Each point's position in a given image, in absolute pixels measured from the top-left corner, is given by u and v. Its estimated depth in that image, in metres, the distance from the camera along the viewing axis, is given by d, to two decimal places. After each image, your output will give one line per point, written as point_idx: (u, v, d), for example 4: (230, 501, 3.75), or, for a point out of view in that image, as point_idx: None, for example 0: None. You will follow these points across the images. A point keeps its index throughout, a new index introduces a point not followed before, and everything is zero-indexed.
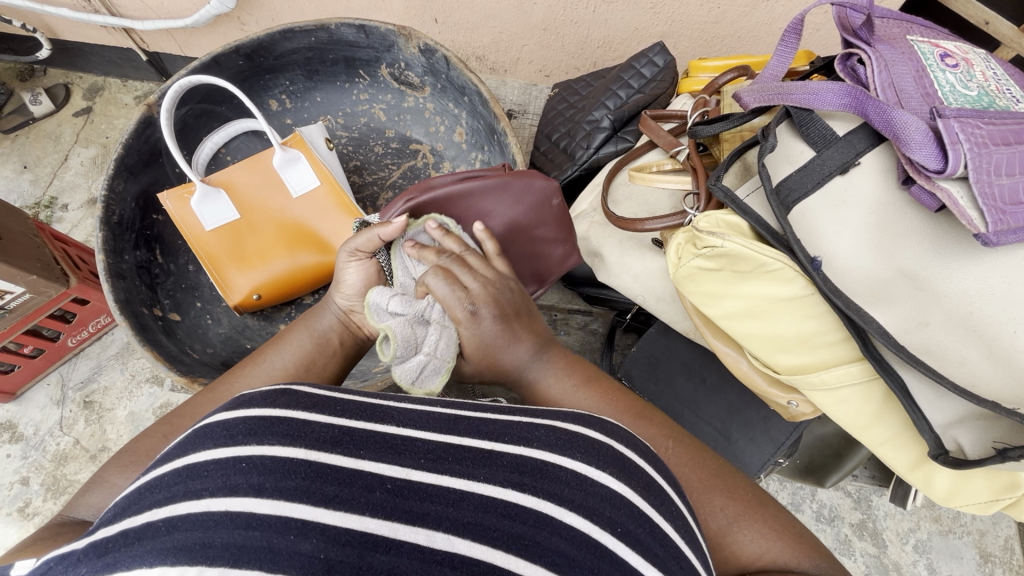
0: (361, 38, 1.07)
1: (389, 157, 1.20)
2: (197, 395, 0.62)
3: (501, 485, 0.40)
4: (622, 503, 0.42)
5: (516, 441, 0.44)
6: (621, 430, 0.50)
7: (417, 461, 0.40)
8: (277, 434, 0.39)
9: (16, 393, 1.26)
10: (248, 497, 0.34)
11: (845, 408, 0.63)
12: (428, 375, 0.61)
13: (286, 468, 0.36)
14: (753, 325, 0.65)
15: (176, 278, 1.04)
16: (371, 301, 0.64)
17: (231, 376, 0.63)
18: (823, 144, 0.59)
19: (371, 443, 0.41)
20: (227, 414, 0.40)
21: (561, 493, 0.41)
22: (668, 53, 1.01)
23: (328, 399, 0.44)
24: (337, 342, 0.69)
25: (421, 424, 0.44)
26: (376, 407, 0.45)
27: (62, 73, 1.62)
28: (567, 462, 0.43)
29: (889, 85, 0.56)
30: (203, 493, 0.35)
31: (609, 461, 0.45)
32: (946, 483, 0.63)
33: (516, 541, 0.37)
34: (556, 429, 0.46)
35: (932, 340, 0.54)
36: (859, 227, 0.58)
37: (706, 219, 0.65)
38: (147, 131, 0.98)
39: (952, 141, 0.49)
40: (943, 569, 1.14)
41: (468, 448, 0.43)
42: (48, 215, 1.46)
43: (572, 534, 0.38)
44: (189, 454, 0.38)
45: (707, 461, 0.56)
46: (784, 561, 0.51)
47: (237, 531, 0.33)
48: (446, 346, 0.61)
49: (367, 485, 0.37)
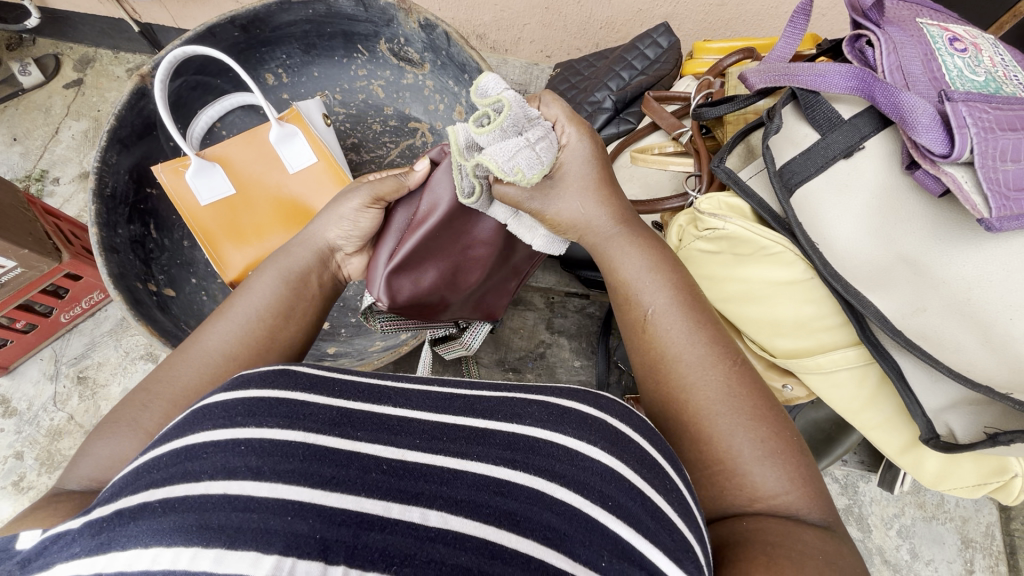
0: (359, 11, 1.05)
1: (388, 135, 1.19)
2: (175, 353, 0.59)
3: (494, 463, 0.41)
4: (613, 478, 0.42)
5: (508, 419, 0.45)
6: (617, 405, 0.50)
7: (412, 442, 0.41)
8: (275, 416, 0.39)
9: (10, 367, 1.26)
10: (246, 480, 0.35)
11: (840, 391, 0.63)
12: (523, 164, 0.55)
13: (284, 451, 0.37)
14: (753, 308, 0.65)
15: (171, 253, 1.03)
16: (484, 79, 0.56)
17: (201, 331, 0.60)
18: (829, 127, 0.58)
19: (367, 425, 0.42)
20: (225, 397, 0.41)
21: (552, 469, 0.41)
22: (672, 34, 0.99)
23: (324, 380, 0.45)
24: (315, 283, 0.67)
25: (417, 404, 0.45)
26: (373, 386, 0.46)
27: (52, 43, 1.59)
28: (559, 438, 0.44)
29: (897, 68, 0.55)
30: (201, 475, 0.35)
31: (603, 435, 0.45)
32: (935, 466, 0.63)
33: (509, 517, 0.37)
34: (548, 405, 0.47)
35: (929, 326, 0.54)
36: (862, 212, 0.57)
37: (708, 200, 0.63)
38: (141, 102, 0.96)
39: (959, 125, 0.48)
40: (925, 554, 1.17)
41: (463, 427, 0.44)
42: (40, 188, 1.43)
43: (563, 509, 0.39)
44: (186, 436, 0.38)
45: (760, 390, 0.54)
46: (794, 509, 0.49)
47: (233, 512, 0.33)
48: (547, 152, 0.57)
49: (364, 466, 0.38)
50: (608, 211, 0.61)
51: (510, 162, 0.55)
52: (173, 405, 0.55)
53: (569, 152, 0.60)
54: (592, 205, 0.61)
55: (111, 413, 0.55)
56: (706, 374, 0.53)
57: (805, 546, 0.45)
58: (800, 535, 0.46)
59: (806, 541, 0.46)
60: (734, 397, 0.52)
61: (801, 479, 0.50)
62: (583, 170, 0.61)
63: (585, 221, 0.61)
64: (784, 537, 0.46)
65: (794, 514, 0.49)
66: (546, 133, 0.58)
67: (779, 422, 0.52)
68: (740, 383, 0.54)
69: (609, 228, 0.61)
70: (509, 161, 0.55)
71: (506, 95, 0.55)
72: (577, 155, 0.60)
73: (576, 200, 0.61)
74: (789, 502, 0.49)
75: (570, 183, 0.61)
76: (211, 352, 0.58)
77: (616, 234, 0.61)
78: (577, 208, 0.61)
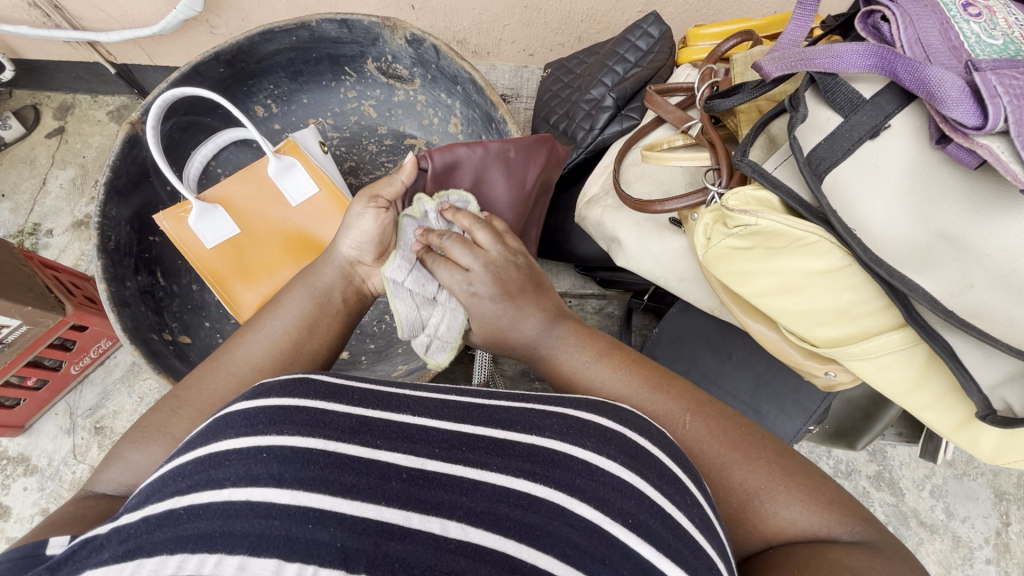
0: (343, 33, 1.03)
1: (384, 155, 1.17)
2: (200, 365, 0.60)
3: (512, 475, 0.40)
4: (633, 494, 0.41)
5: (527, 429, 0.44)
6: (635, 418, 0.49)
7: (431, 450, 0.41)
8: (297, 423, 0.39)
9: (25, 426, 1.24)
10: (269, 487, 0.35)
11: (885, 375, 0.59)
12: (435, 351, 0.71)
13: (306, 458, 0.37)
14: (791, 300, 0.61)
15: (180, 299, 1.01)
16: (388, 277, 0.70)
17: (229, 343, 0.62)
18: (850, 109, 0.54)
19: (387, 433, 0.41)
20: (247, 405, 0.40)
21: (573, 484, 0.40)
22: (662, 23, 0.98)
23: (344, 388, 0.44)
24: (339, 301, 0.67)
25: (435, 412, 0.44)
26: (391, 395, 0.45)
27: (29, 93, 1.57)
28: (578, 452, 0.42)
29: (916, 41, 0.53)
30: (224, 482, 0.35)
31: (622, 448, 0.44)
32: (994, 443, 0.57)
33: (528, 531, 0.37)
34: (566, 418, 0.46)
35: (980, 302, 0.51)
36: (894, 191, 0.54)
37: (734, 196, 0.59)
38: (133, 150, 0.94)
39: (990, 95, 0.46)
40: (959, 511, 1.17)
41: (481, 437, 0.43)
42: (34, 242, 1.42)
43: (584, 525, 0.38)
44: (211, 443, 0.38)
45: (734, 427, 0.54)
46: (818, 528, 0.49)
47: (256, 519, 0.33)
48: (449, 329, 0.70)
49: (384, 474, 0.38)
50: (530, 323, 0.64)
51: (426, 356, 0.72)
52: (199, 413, 0.56)
53: (473, 309, 0.65)
54: (516, 323, 0.64)
55: (140, 422, 0.56)
56: (673, 427, 0.54)
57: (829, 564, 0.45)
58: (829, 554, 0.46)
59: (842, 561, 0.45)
60: (715, 435, 0.53)
61: (819, 500, 0.50)
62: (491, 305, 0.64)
63: (520, 336, 0.64)
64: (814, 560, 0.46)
65: (825, 537, 0.48)
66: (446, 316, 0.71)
67: (761, 443, 0.53)
68: (710, 424, 0.54)
69: (543, 337, 0.64)
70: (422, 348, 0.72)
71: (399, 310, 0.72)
72: (482, 306, 0.64)
73: (493, 318, 0.64)
74: (809, 525, 0.49)
75: (481, 307, 0.64)
76: (241, 368, 0.59)
77: (547, 337, 0.64)
78: (507, 332, 0.64)
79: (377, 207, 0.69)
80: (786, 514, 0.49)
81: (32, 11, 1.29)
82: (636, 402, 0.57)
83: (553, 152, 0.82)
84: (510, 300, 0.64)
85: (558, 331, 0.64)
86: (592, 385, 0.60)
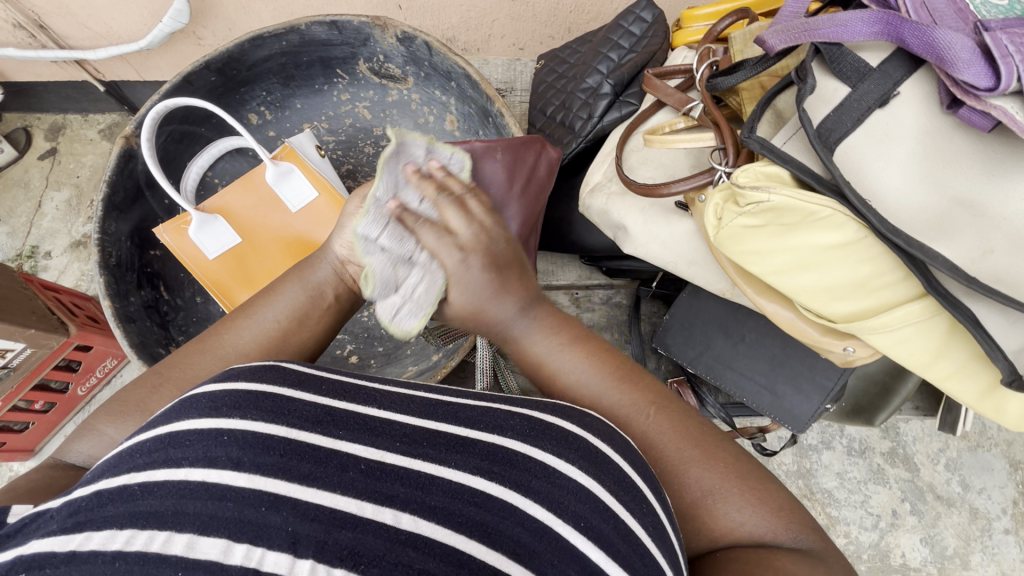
0: (334, 35, 1.02)
1: (381, 157, 1.16)
2: (189, 344, 0.59)
3: (470, 472, 0.39)
4: (588, 497, 0.40)
5: (489, 429, 0.43)
6: (598, 423, 0.48)
7: (392, 443, 0.40)
8: (260, 409, 0.39)
9: (35, 450, 1.24)
10: (226, 469, 0.35)
11: (907, 347, 0.58)
12: (407, 316, 0.58)
13: (265, 444, 0.37)
14: (808, 276, 0.60)
15: (185, 312, 1.00)
16: (363, 229, 0.57)
17: (220, 327, 0.61)
18: (857, 78, 0.53)
19: (349, 425, 0.40)
20: (214, 387, 0.40)
21: (527, 483, 0.40)
22: (655, 7, 0.97)
23: (313, 377, 0.44)
24: (331, 297, 0.65)
25: (401, 408, 0.43)
26: (359, 387, 0.45)
27: (19, 116, 1.56)
28: (535, 452, 0.42)
29: (921, 4, 0.52)
30: (182, 462, 0.35)
31: (582, 453, 0.43)
32: (1020, 409, 0.57)
33: (478, 527, 0.36)
34: (530, 418, 0.45)
35: (1002, 266, 0.49)
36: (908, 158, 0.52)
37: (745, 173, 0.57)
38: (130, 165, 0.93)
39: (1002, 54, 0.45)
40: (976, 484, 1.18)
41: (443, 434, 0.42)
42: (33, 265, 1.41)
43: (535, 525, 0.38)
44: (173, 422, 0.38)
45: (692, 425, 0.54)
46: (761, 533, 0.50)
47: (209, 501, 0.33)
48: (427, 292, 0.56)
49: (342, 464, 0.37)
50: (509, 304, 0.56)
51: (394, 318, 0.58)
52: None
53: (456, 280, 0.54)
54: (496, 302, 0.56)
55: (118, 396, 0.57)
56: (636, 419, 0.54)
57: (774, 571, 0.46)
58: (773, 561, 0.47)
59: (785, 567, 0.46)
60: (677, 433, 0.53)
61: (764, 502, 0.51)
62: (477, 276, 0.54)
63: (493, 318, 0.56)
64: (755, 565, 0.47)
65: (768, 541, 0.50)
66: (426, 271, 0.56)
67: (720, 446, 0.54)
68: (672, 423, 0.54)
69: (517, 319, 0.57)
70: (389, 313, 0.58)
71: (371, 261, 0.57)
72: (465, 285, 0.54)
73: (475, 295, 0.55)
74: (753, 530, 0.50)
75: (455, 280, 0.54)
76: (231, 354, 0.59)
77: (525, 323, 0.57)
78: (485, 310, 0.56)
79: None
80: (736, 515, 0.50)
81: (17, 32, 1.28)
82: (604, 397, 0.55)
83: (545, 156, 0.77)
84: (500, 274, 0.55)
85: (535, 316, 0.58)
86: (569, 389, 0.56)
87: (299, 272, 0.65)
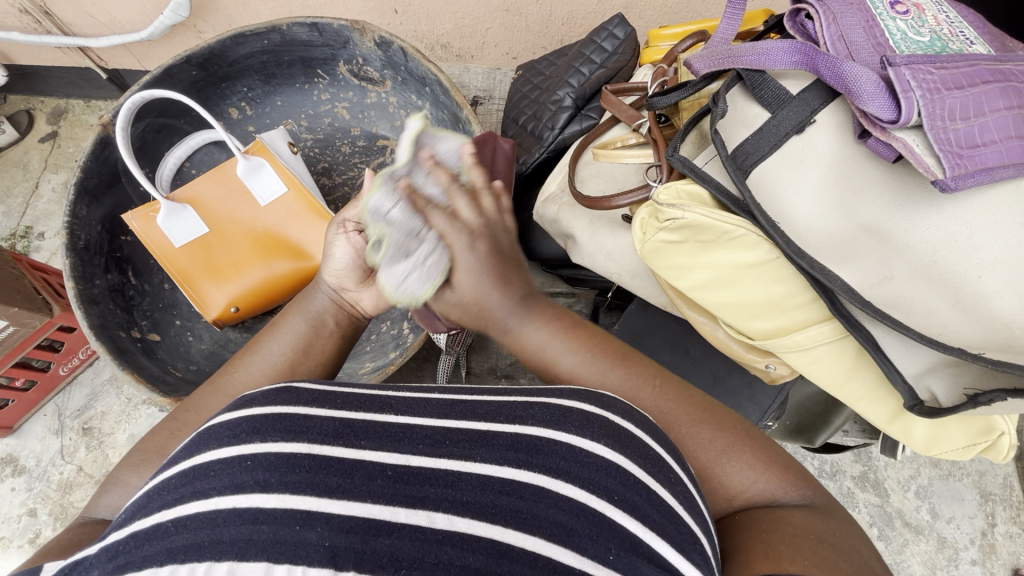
0: (314, 36, 1.05)
1: (357, 156, 1.19)
2: (200, 388, 0.61)
3: (498, 464, 0.41)
4: (618, 472, 0.41)
5: (510, 420, 0.44)
6: (616, 401, 0.49)
7: (415, 447, 0.41)
8: (280, 430, 0.39)
9: (14, 426, 1.25)
10: (255, 493, 0.36)
11: (819, 367, 0.61)
12: (414, 285, 0.60)
13: (291, 462, 0.38)
14: (724, 293, 0.62)
15: (152, 297, 1.03)
16: (374, 202, 0.64)
17: (228, 369, 0.62)
18: (778, 105, 0.56)
19: (371, 433, 0.41)
20: (231, 415, 0.41)
21: (557, 467, 0.41)
22: (627, 24, 0.99)
23: (328, 393, 0.44)
24: (333, 324, 0.67)
25: (421, 411, 0.44)
26: (376, 395, 0.45)
27: (23, 98, 1.59)
28: (562, 435, 0.43)
29: (839, 38, 0.54)
30: (210, 493, 0.36)
31: (605, 431, 0.44)
32: (925, 432, 0.61)
33: (515, 515, 0.38)
34: (550, 405, 0.46)
35: (899, 293, 0.52)
36: (819, 184, 0.55)
37: (666, 190, 0.61)
38: (105, 152, 0.96)
39: (903, 89, 0.47)
40: (945, 512, 1.17)
41: (465, 431, 0.43)
42: (26, 244, 1.43)
43: (569, 504, 0.39)
44: (195, 456, 0.39)
45: (692, 396, 0.55)
46: (776, 494, 0.50)
47: (244, 526, 0.34)
48: (437, 264, 0.58)
49: (368, 474, 0.38)
50: (507, 296, 0.57)
51: (402, 288, 0.60)
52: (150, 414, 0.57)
53: (459, 261, 0.55)
54: (494, 293, 0.56)
55: (141, 445, 0.56)
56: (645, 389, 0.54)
57: (788, 526, 0.47)
58: (791, 519, 0.48)
59: (797, 522, 0.47)
60: (684, 400, 0.54)
61: (771, 462, 0.52)
62: (479, 270, 0.55)
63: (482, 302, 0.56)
64: (774, 522, 0.47)
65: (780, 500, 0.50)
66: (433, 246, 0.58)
67: (723, 419, 0.54)
68: (678, 394, 0.54)
69: (512, 313, 0.57)
70: (399, 285, 0.61)
71: (384, 225, 0.63)
72: (471, 272, 0.55)
73: (474, 282, 0.56)
74: (768, 489, 0.51)
75: (465, 266, 0.55)
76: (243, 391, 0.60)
77: (516, 315, 0.57)
78: (482, 297, 0.56)
79: (347, 233, 0.71)
80: (748, 476, 0.51)
81: (23, 17, 1.31)
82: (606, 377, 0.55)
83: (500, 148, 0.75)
84: (494, 265, 0.55)
85: (527, 306, 0.58)
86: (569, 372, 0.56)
87: (299, 308, 0.68)
